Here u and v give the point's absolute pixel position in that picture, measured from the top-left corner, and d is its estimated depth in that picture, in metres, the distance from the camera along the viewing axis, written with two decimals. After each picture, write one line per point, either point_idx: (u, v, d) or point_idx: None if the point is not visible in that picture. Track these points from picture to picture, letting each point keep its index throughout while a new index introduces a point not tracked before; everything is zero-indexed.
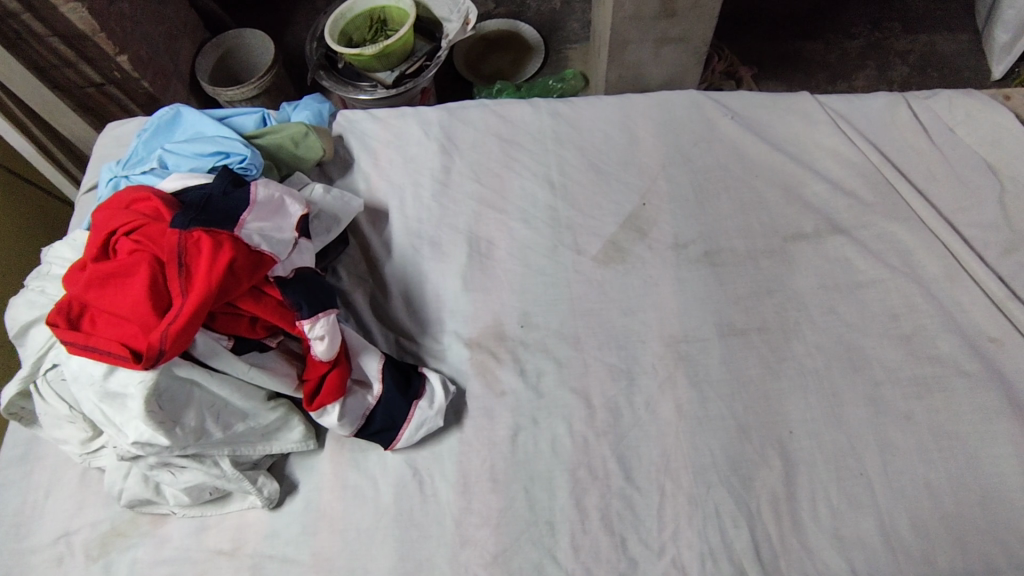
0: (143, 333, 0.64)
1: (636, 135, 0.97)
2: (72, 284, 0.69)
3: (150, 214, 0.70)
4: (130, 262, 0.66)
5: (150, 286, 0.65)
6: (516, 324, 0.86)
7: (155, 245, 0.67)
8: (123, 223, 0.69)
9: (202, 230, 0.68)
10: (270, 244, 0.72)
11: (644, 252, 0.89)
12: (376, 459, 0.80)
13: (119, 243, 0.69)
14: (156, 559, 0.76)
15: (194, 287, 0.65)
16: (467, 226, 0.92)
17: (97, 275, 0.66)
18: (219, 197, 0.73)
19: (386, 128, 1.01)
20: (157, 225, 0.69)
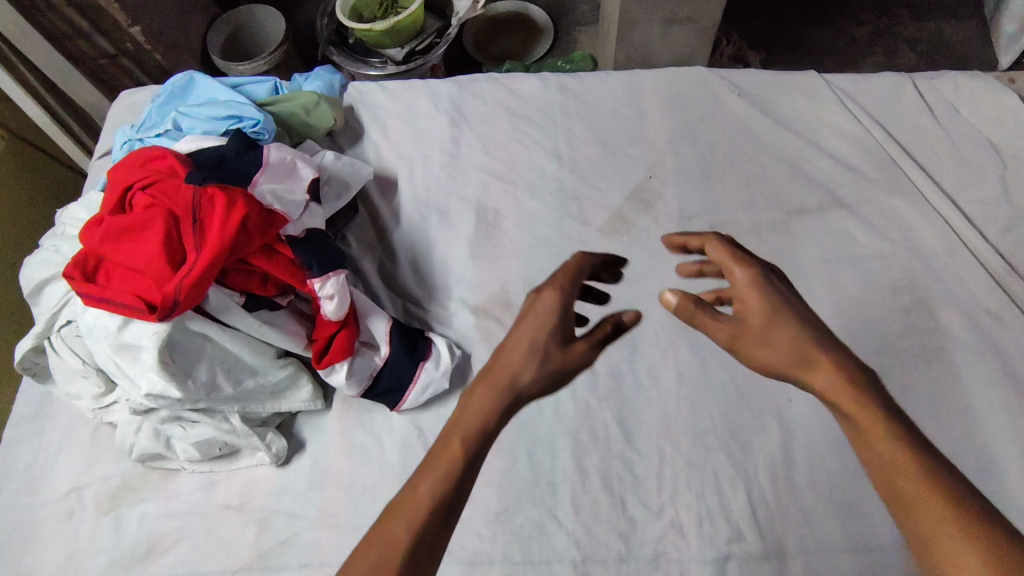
0: (158, 286, 0.66)
1: (643, 110, 0.98)
2: (89, 238, 0.70)
3: (166, 171, 0.71)
4: (145, 216, 0.67)
5: (164, 240, 0.66)
6: (521, 292, 0.87)
7: (169, 199, 0.68)
8: (139, 179, 0.70)
9: (217, 186, 0.69)
10: (282, 204, 0.74)
11: (650, 224, 0.89)
12: (382, 420, 0.81)
13: (135, 198, 0.70)
14: (166, 513, 0.78)
15: (209, 242, 0.66)
16: (475, 196, 0.93)
17: (114, 229, 0.68)
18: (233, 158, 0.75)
19: (396, 99, 1.02)
20: (172, 181, 0.70)
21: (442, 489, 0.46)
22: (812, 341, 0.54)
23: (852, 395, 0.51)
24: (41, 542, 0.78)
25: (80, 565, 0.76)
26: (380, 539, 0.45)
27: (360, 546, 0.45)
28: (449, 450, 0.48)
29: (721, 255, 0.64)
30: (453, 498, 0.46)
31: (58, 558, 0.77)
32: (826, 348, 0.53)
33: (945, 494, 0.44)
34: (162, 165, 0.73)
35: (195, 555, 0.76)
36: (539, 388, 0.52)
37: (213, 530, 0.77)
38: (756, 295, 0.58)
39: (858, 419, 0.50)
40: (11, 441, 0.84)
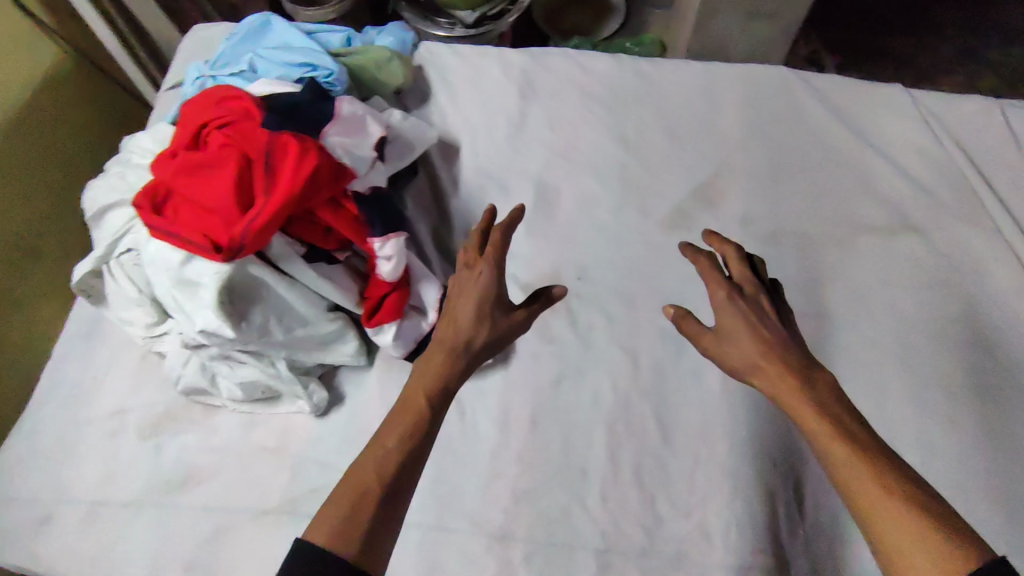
0: (226, 226, 0.66)
1: (718, 105, 0.95)
2: (162, 171, 0.71)
3: (241, 113, 0.71)
4: (219, 156, 0.67)
5: (236, 182, 0.66)
6: (573, 276, 0.86)
7: (244, 140, 0.68)
8: (215, 117, 0.70)
9: (291, 134, 0.68)
10: (352, 159, 0.74)
11: (711, 223, 0.88)
12: None
13: (210, 137, 0.70)
14: (205, 446, 0.80)
15: (279, 188, 0.66)
16: (536, 172, 0.92)
17: (188, 164, 0.68)
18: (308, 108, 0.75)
19: (468, 64, 1.01)
20: (248, 123, 0.69)
21: (412, 440, 0.56)
22: (769, 357, 0.56)
23: (793, 389, 0.54)
24: (80, 458, 0.80)
25: (118, 485, 0.79)
26: (353, 481, 0.52)
27: (334, 493, 0.52)
28: (415, 404, 0.59)
29: (700, 265, 0.65)
30: (418, 447, 0.56)
31: (97, 476, 0.80)
32: (776, 361, 0.56)
33: (858, 452, 0.48)
34: (239, 106, 0.73)
35: (229, 491, 0.78)
36: (486, 345, 0.66)
37: (249, 470, 0.79)
38: (724, 304, 0.61)
39: (797, 408, 0.53)
40: (62, 357, 0.86)
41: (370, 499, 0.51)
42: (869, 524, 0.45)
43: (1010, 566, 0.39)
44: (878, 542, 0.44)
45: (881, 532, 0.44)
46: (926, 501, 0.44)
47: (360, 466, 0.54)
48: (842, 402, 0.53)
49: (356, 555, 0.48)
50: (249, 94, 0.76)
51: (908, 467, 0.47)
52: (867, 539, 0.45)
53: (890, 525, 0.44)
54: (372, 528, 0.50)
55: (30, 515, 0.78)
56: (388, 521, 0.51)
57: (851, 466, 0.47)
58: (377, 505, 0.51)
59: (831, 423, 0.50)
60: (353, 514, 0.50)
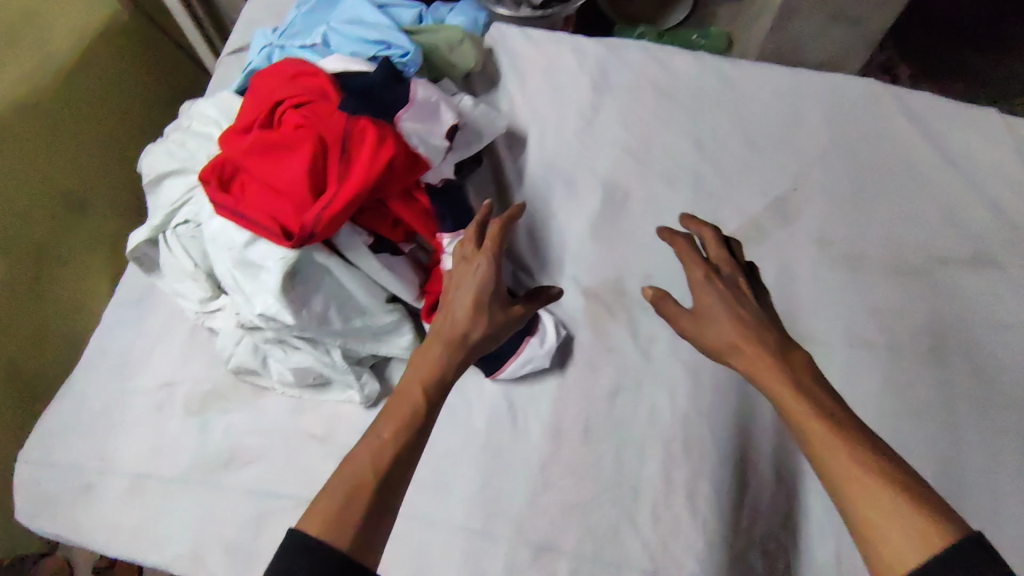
0: (296, 211, 0.64)
1: (801, 114, 0.90)
2: (231, 146, 0.68)
3: (318, 93, 0.68)
4: (293, 137, 0.64)
5: (308, 165, 0.63)
6: (636, 284, 0.83)
7: (320, 122, 0.65)
8: (290, 95, 0.67)
9: (369, 119, 0.65)
10: (427, 149, 0.71)
11: (785, 241, 0.84)
12: (474, 385, 0.81)
13: (284, 115, 0.67)
14: (251, 427, 0.79)
15: (353, 176, 0.63)
16: (605, 171, 0.89)
17: (260, 142, 0.65)
18: (382, 90, 0.72)
19: (539, 51, 0.96)
20: (324, 103, 0.66)
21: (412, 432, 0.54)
22: (739, 331, 0.58)
23: (767, 363, 0.55)
24: (127, 428, 0.80)
25: (163, 460, 0.78)
26: (349, 473, 0.50)
27: (328, 486, 0.50)
28: (412, 395, 0.57)
29: (682, 250, 0.68)
30: (416, 439, 0.54)
31: (141, 447, 0.79)
32: (750, 337, 0.58)
33: (836, 430, 0.48)
34: (314, 83, 0.69)
35: (273, 477, 0.77)
36: (484, 339, 0.64)
37: (295, 456, 0.77)
38: (700, 286, 0.63)
39: (771, 385, 0.54)
40: (112, 323, 0.86)
41: (365, 491, 0.49)
42: (841, 496, 0.45)
43: (985, 539, 0.39)
44: (852, 516, 0.44)
45: (855, 502, 0.44)
46: (905, 477, 0.44)
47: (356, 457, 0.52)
48: (815, 378, 0.54)
49: (353, 548, 0.46)
50: (323, 70, 0.73)
51: (887, 448, 0.47)
52: (840, 511, 0.45)
53: (862, 497, 0.44)
54: (368, 521, 0.48)
55: (74, 482, 0.78)
56: (383, 514, 0.50)
57: (825, 439, 0.47)
58: (372, 499, 0.49)
59: (804, 398, 0.51)
60: (350, 504, 0.48)
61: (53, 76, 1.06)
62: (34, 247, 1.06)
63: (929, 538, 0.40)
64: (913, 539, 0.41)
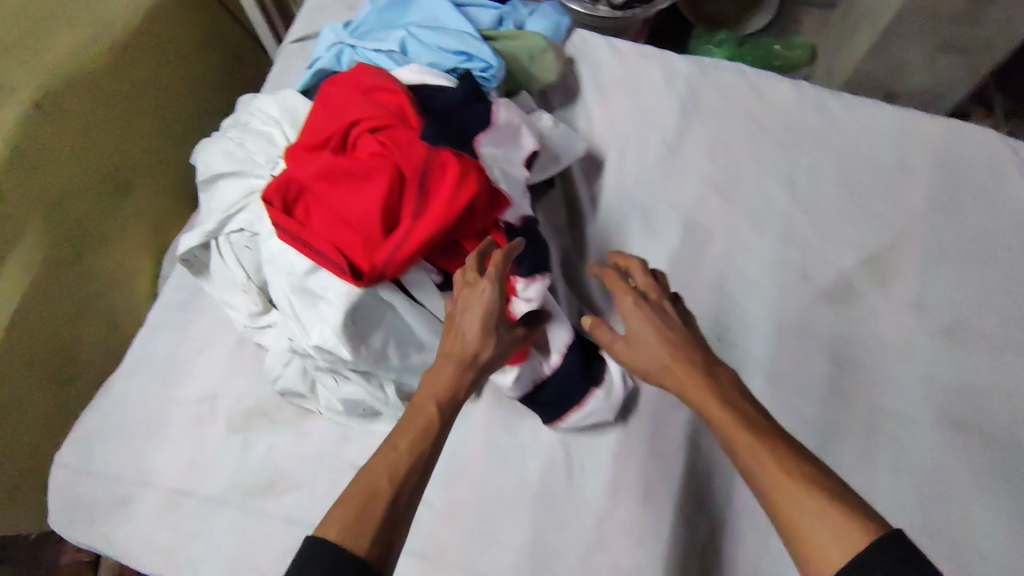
0: (368, 246, 0.58)
1: (907, 161, 0.82)
2: (296, 163, 0.62)
3: (396, 115, 0.63)
4: (369, 165, 0.59)
5: (384, 199, 0.58)
6: (712, 335, 0.77)
7: (400, 152, 0.60)
8: (364, 112, 0.61)
9: (450, 151, 0.60)
10: (508, 183, 0.64)
11: (879, 301, 0.77)
12: (530, 429, 0.76)
13: (360, 139, 0.61)
14: (294, 452, 0.75)
15: (433, 213, 0.58)
16: (687, 206, 0.82)
17: (332, 166, 0.60)
18: (462, 111, 0.65)
19: (624, 64, 0.89)
20: (403, 129, 0.61)
21: (427, 446, 0.51)
22: (665, 353, 0.56)
23: (695, 382, 0.54)
24: (166, 440, 0.76)
25: (201, 477, 0.75)
26: (363, 484, 0.47)
27: (342, 500, 0.46)
28: (424, 413, 0.53)
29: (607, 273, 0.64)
30: (431, 453, 0.51)
31: (177, 461, 0.76)
32: (678, 356, 0.56)
33: (765, 441, 0.48)
34: (390, 102, 0.64)
35: (312, 507, 0.72)
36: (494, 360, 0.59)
37: (336, 488, 0.73)
38: (628, 307, 0.60)
39: (702, 402, 0.53)
40: (157, 324, 0.82)
41: (381, 503, 0.46)
42: (770, 502, 0.45)
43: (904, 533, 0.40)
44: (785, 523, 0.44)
45: (795, 522, 0.43)
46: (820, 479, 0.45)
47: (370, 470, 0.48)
48: (742, 392, 0.53)
49: (371, 560, 0.43)
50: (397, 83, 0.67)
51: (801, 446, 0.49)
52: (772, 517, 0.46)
53: (789, 504, 0.44)
54: (384, 535, 0.45)
55: (109, 492, 0.75)
56: (397, 528, 0.46)
57: (753, 453, 0.47)
58: (388, 510, 0.46)
59: (729, 409, 0.51)
60: (365, 515, 0.45)
61: (114, 46, 1.01)
62: (80, 225, 1.02)
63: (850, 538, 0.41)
64: (841, 539, 0.41)
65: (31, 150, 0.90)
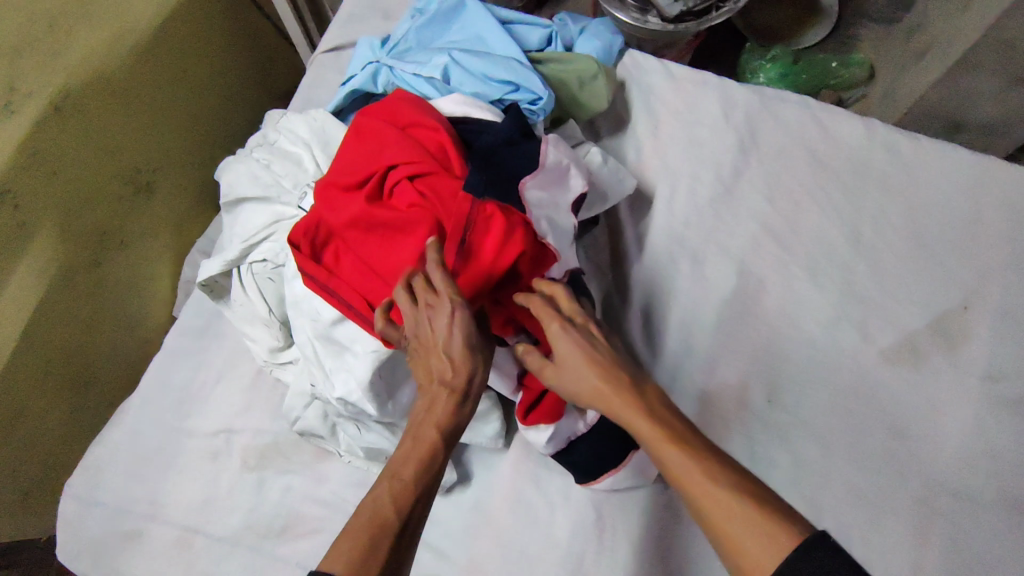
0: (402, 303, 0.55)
1: (984, 212, 0.76)
2: (327, 203, 0.58)
3: (439, 161, 0.59)
4: (407, 217, 0.55)
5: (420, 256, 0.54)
6: (762, 394, 0.71)
7: (440, 205, 0.56)
8: (404, 157, 0.58)
9: (496, 205, 0.56)
10: (556, 237, 0.59)
11: (946, 367, 0.71)
12: (559, 484, 0.72)
13: (400, 186, 0.58)
14: (310, 495, 0.71)
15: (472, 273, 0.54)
16: (740, 251, 0.76)
17: (367, 214, 0.56)
18: (508, 152, 0.60)
19: (679, 92, 0.83)
20: (445, 177, 0.57)
21: (431, 471, 0.48)
22: (599, 376, 0.51)
23: (626, 401, 0.49)
24: (179, 474, 0.73)
25: (214, 516, 0.71)
26: (367, 515, 0.45)
27: (345, 535, 0.43)
28: (426, 440, 0.49)
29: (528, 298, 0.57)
30: (434, 477, 0.49)
31: (190, 498, 0.72)
32: (613, 379, 0.51)
33: (695, 456, 0.44)
34: (432, 144, 0.60)
35: None
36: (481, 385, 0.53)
37: None
38: (556, 329, 0.54)
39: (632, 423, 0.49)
40: (173, 349, 0.79)
41: (387, 535, 0.44)
42: (704, 518, 0.42)
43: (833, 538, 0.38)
44: (718, 537, 0.42)
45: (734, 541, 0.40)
46: (743, 484, 0.43)
47: (372, 499, 0.46)
48: (670, 405, 0.49)
49: None
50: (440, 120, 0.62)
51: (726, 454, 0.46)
52: (705, 532, 0.43)
53: (722, 519, 0.41)
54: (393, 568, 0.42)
55: (117, 526, 0.71)
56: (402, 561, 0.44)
57: (684, 466, 0.44)
58: (393, 544, 0.43)
59: (659, 423, 0.47)
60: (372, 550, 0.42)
61: (139, 43, 0.97)
62: (100, 228, 0.98)
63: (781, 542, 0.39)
64: (772, 544, 0.39)
65: (53, 138, 0.86)
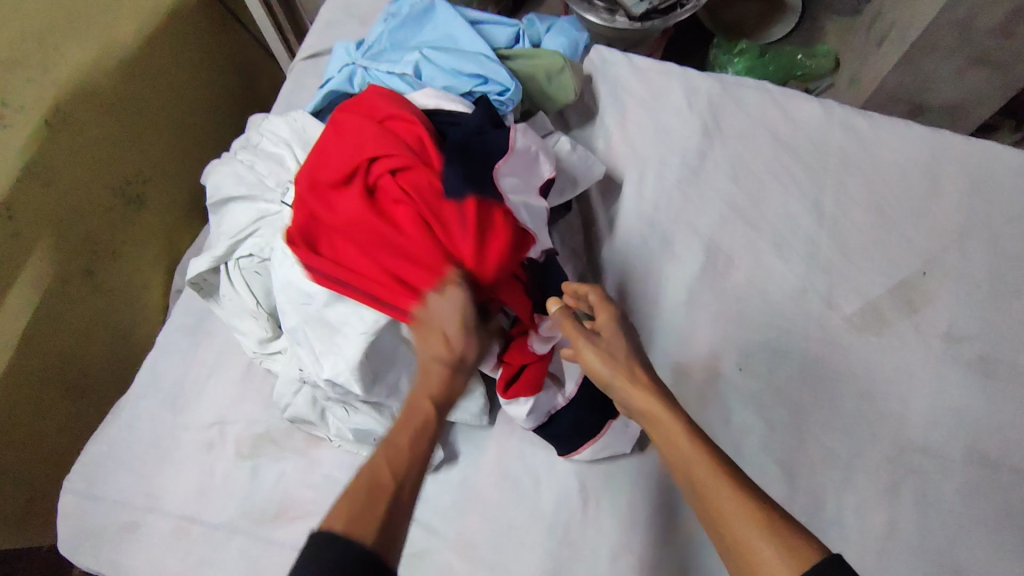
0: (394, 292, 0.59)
1: (938, 183, 0.79)
2: (322, 206, 0.62)
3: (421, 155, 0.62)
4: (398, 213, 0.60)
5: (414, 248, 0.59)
6: (734, 364, 0.74)
7: (428, 199, 0.60)
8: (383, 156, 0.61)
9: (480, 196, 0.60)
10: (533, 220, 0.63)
11: (907, 331, 0.74)
12: (543, 459, 0.74)
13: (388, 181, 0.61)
14: (303, 479, 0.74)
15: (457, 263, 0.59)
16: (708, 230, 0.80)
17: (358, 212, 0.60)
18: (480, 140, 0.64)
19: (644, 82, 0.87)
20: (424, 170, 0.61)
21: (423, 442, 0.50)
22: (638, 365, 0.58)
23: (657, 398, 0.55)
24: (175, 465, 0.76)
25: (211, 504, 0.74)
26: (364, 477, 0.46)
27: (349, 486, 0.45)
28: (421, 408, 0.52)
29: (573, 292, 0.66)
30: (426, 451, 0.50)
31: (186, 488, 0.75)
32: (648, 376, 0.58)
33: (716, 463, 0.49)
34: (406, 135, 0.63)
35: None
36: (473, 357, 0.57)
37: None
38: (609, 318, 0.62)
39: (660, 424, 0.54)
40: (165, 346, 0.81)
41: (384, 493, 0.45)
42: (718, 522, 0.46)
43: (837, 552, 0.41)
44: (737, 548, 0.44)
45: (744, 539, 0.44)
46: (769, 506, 0.45)
47: (369, 463, 0.47)
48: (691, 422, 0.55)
49: (374, 546, 0.41)
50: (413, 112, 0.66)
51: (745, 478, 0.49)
52: (714, 534, 0.47)
53: (736, 520, 0.45)
54: (389, 524, 0.43)
55: (117, 518, 0.74)
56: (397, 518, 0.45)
57: (707, 470, 0.49)
58: (392, 502, 0.45)
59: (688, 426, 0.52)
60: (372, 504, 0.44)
61: (122, 63, 1.01)
62: (93, 239, 1.01)
63: (803, 558, 0.41)
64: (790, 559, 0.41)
65: (44, 145, 0.90)
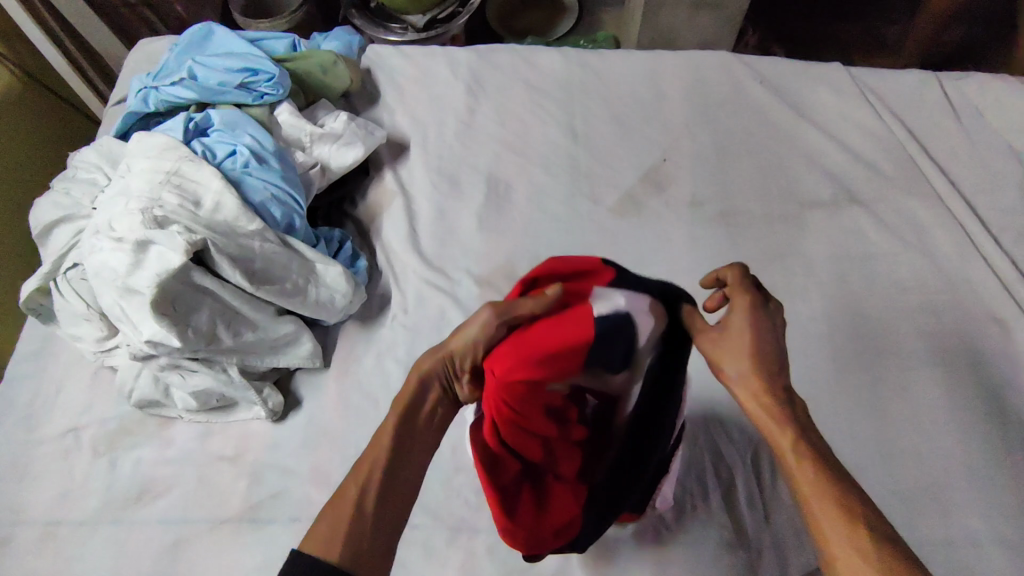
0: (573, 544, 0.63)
1: (663, 95, 0.97)
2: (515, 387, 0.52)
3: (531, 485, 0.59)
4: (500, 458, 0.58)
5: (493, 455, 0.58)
6: (526, 265, 0.85)
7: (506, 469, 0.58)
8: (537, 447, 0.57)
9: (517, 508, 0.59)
10: (278, 185, 0.79)
11: (661, 207, 0.89)
12: (379, 382, 0.80)
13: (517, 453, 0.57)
14: (161, 459, 0.79)
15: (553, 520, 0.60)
16: (487, 166, 0.93)
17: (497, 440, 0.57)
18: (249, 159, 0.79)
19: (414, 65, 1.02)
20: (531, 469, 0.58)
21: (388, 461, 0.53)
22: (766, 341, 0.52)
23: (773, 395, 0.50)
24: (36, 477, 0.79)
25: (73, 503, 0.77)
26: (333, 507, 0.49)
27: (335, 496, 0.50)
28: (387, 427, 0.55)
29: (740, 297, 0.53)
30: (401, 467, 0.53)
31: (49, 495, 0.78)
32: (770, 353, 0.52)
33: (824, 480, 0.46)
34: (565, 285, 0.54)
35: (186, 502, 0.76)
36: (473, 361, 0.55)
37: (207, 478, 0.77)
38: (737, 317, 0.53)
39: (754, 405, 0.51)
40: (14, 377, 0.86)
41: (352, 511, 0.49)
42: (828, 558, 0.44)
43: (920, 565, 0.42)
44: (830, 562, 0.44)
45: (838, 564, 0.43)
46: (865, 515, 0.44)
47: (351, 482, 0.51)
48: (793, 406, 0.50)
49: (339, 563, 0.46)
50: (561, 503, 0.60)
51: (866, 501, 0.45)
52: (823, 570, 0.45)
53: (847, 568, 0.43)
54: (358, 533, 0.48)
55: None
56: (392, 497, 0.51)
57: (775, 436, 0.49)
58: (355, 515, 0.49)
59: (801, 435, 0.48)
60: (341, 519, 0.48)
61: None
62: None
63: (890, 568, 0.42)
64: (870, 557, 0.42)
65: None
